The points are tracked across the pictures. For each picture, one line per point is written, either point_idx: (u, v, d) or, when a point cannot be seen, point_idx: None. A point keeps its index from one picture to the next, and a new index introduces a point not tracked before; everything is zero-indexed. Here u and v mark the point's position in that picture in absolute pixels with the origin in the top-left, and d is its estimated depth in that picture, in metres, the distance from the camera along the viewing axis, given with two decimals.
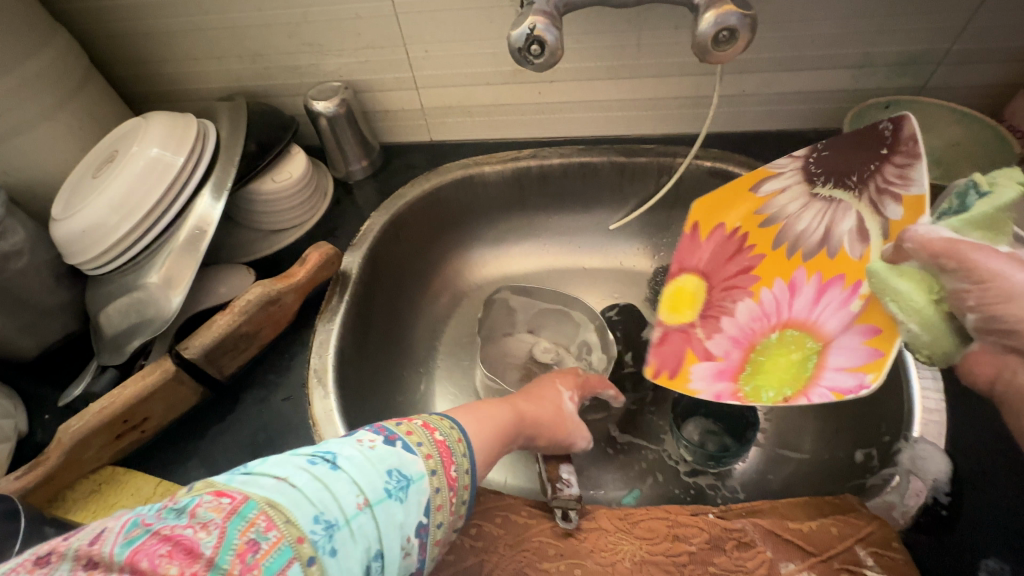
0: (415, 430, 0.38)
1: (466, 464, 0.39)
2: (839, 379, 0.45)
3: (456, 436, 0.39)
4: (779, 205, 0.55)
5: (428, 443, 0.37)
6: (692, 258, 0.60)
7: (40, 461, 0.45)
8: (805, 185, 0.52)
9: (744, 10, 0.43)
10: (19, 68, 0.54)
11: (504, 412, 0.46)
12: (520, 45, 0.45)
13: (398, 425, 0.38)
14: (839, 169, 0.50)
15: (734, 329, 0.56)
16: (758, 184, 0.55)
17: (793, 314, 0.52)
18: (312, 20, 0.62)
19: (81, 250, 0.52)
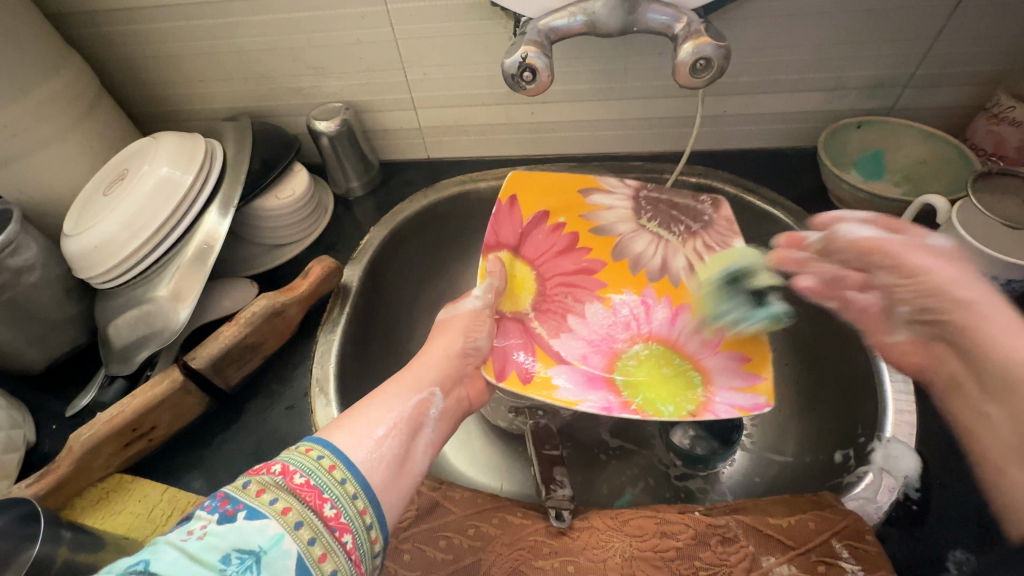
0: (273, 481, 0.32)
1: (353, 490, 0.34)
2: (733, 399, 0.49)
3: (330, 463, 0.34)
4: (607, 218, 0.62)
5: (301, 476, 0.32)
6: (509, 231, 0.59)
7: (51, 468, 0.47)
8: (631, 211, 0.62)
9: (718, 41, 0.46)
10: (35, 92, 0.56)
11: (383, 419, 0.39)
12: (513, 72, 0.48)
13: (246, 486, 0.32)
14: (665, 211, 0.61)
15: (587, 333, 0.59)
16: (590, 192, 0.62)
17: (651, 328, 0.59)
18: (315, 45, 0.65)
19: (92, 265, 0.54)
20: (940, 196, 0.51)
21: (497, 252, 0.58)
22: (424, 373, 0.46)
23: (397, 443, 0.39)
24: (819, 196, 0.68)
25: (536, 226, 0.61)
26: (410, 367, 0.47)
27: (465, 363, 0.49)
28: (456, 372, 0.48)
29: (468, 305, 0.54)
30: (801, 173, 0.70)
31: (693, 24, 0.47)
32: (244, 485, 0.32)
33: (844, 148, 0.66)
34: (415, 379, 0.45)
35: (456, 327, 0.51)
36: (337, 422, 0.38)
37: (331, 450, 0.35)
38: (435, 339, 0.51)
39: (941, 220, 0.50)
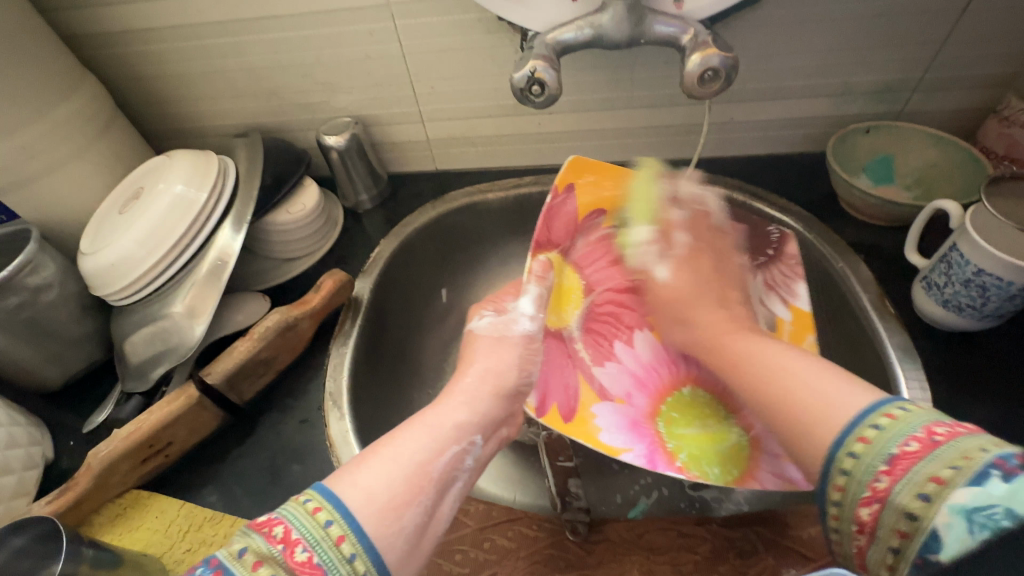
0: (272, 554, 0.31)
1: (363, 567, 0.33)
2: (781, 467, 0.51)
3: (338, 534, 0.33)
4: (668, 235, 0.63)
5: (302, 551, 0.31)
6: (557, 227, 0.59)
7: (70, 485, 0.48)
8: (704, 233, 0.62)
9: (726, 52, 0.47)
10: (53, 113, 0.57)
11: (399, 492, 0.37)
12: (521, 86, 0.49)
13: (241, 557, 0.31)
14: (735, 241, 0.62)
15: (632, 365, 0.61)
16: (658, 196, 0.62)
17: (698, 372, 0.59)
18: (324, 62, 0.66)
19: (109, 283, 0.55)
20: (953, 201, 0.51)
21: (546, 249, 0.58)
22: (461, 424, 0.43)
23: (417, 509, 0.37)
24: (828, 202, 0.67)
25: (590, 225, 0.62)
26: (437, 408, 0.44)
27: (501, 403, 0.46)
28: (500, 411, 0.46)
29: (519, 327, 0.51)
30: (810, 178, 0.70)
31: (700, 36, 0.48)
32: (241, 553, 0.31)
33: (854, 153, 0.66)
34: (451, 426, 0.42)
35: (518, 351, 0.50)
36: (348, 468, 0.38)
37: (342, 516, 0.34)
38: (467, 361, 0.49)
39: (955, 225, 0.50)
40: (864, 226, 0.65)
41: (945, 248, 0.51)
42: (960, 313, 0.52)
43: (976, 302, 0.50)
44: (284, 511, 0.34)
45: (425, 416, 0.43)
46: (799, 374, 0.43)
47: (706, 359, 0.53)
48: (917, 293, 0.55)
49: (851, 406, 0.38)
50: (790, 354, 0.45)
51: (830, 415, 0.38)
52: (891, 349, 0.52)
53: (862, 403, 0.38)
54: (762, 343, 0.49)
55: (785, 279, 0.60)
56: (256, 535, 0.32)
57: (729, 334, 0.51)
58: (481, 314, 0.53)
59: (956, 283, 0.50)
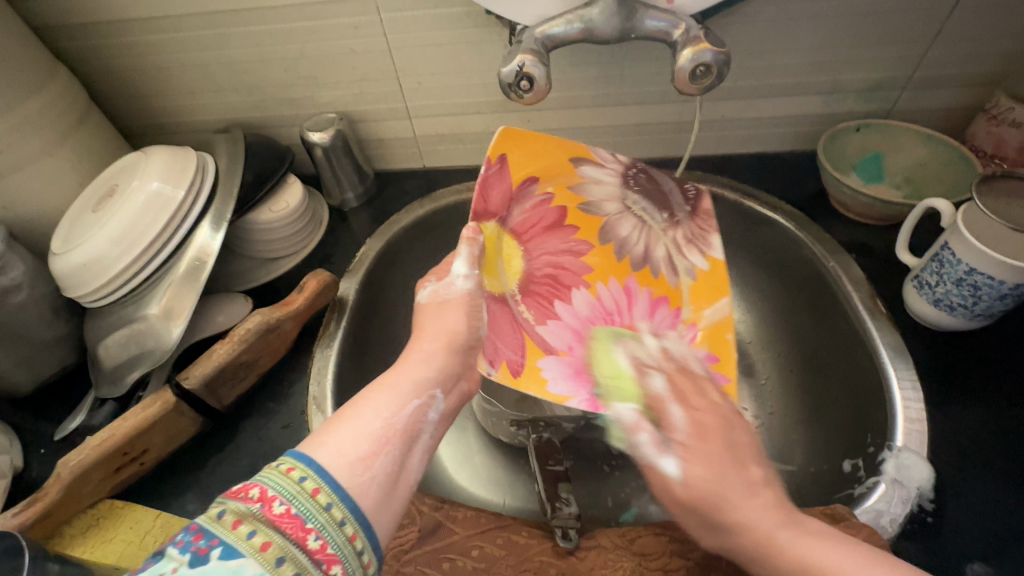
0: (251, 511, 0.29)
1: (341, 515, 0.31)
2: None
3: (314, 486, 0.31)
4: (595, 194, 0.57)
5: (280, 505, 0.29)
6: (489, 198, 0.50)
7: (38, 497, 0.46)
8: (626, 193, 0.58)
9: (718, 47, 0.46)
10: (21, 107, 0.55)
11: (364, 444, 0.35)
12: (510, 81, 0.48)
13: (220, 518, 0.28)
14: (652, 195, 0.58)
15: (570, 318, 0.57)
16: (582, 162, 0.55)
17: (634, 322, 0.58)
18: (308, 56, 0.64)
19: (82, 284, 0.53)
20: (945, 200, 0.50)
21: (483, 220, 0.50)
22: (418, 379, 0.42)
23: (390, 456, 0.36)
24: (819, 201, 0.67)
25: (525, 193, 0.54)
26: (398, 368, 0.42)
27: (455, 356, 0.45)
28: (456, 367, 0.45)
29: (459, 288, 0.48)
30: (800, 177, 0.69)
31: (691, 31, 0.47)
32: (218, 515, 0.29)
33: (844, 152, 0.65)
34: (411, 382, 0.41)
35: (456, 310, 0.47)
36: (324, 429, 0.36)
37: (317, 471, 0.32)
38: (421, 326, 0.47)
39: (947, 224, 0.49)
40: (854, 225, 0.64)
41: (937, 247, 0.50)
42: (951, 313, 0.51)
43: (967, 302, 0.49)
44: (258, 474, 0.31)
45: (386, 377, 0.41)
46: (837, 569, 0.33)
47: (765, 513, 0.38)
48: (909, 292, 0.55)
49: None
50: (779, 508, 0.38)
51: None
52: (883, 349, 0.52)
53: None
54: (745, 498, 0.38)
55: (702, 231, 0.58)
56: (232, 499, 0.29)
57: (737, 478, 0.40)
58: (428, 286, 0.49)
59: (948, 283, 0.50)
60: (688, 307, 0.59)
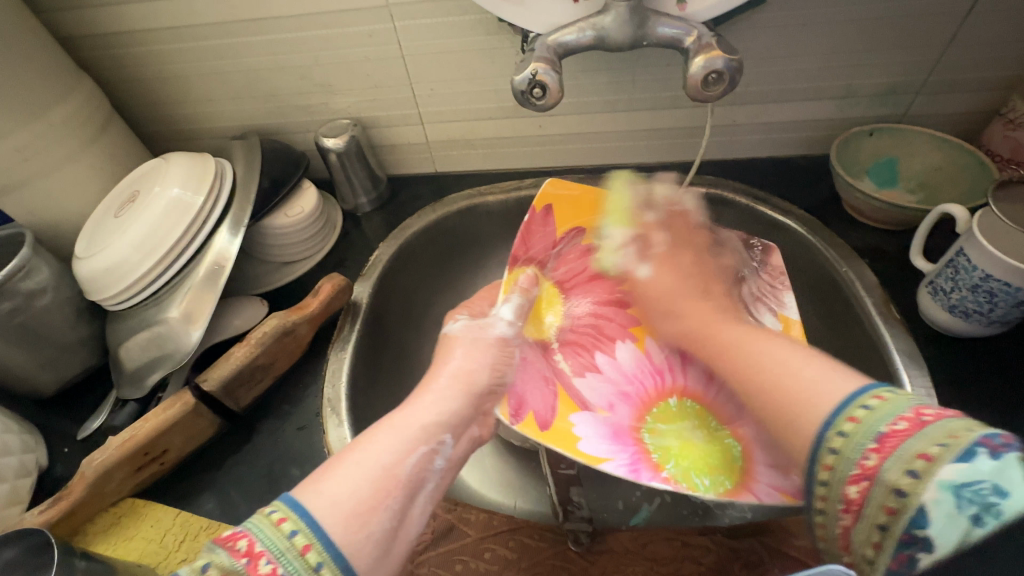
0: (236, 566, 0.30)
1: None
2: (777, 479, 0.45)
3: (304, 542, 0.32)
4: (619, 257, 0.60)
5: (266, 562, 0.30)
6: (539, 243, 0.60)
7: (63, 495, 0.47)
8: None
9: (730, 54, 0.46)
10: (48, 115, 0.57)
11: (364, 497, 0.36)
12: (523, 88, 0.48)
13: (203, 573, 0.30)
14: (709, 242, 0.59)
15: (614, 372, 0.57)
16: (630, 209, 0.60)
17: (685, 381, 0.55)
18: (323, 63, 0.65)
19: (105, 287, 0.55)
20: (960, 205, 0.50)
21: (525, 265, 0.59)
22: (428, 423, 0.41)
23: (386, 513, 0.36)
24: (831, 205, 0.67)
25: (569, 241, 0.61)
26: (406, 407, 0.42)
27: (471, 400, 0.45)
28: (470, 411, 0.45)
29: (496, 331, 0.51)
30: (812, 181, 0.69)
31: (704, 38, 0.47)
32: (203, 567, 0.30)
33: (856, 156, 0.65)
34: (417, 428, 0.41)
35: (463, 345, 0.48)
36: (322, 474, 0.36)
37: (310, 526, 0.33)
38: (443, 358, 0.48)
39: (961, 229, 0.49)
40: (867, 230, 0.64)
41: (951, 253, 0.50)
42: (966, 319, 0.51)
43: (983, 308, 0.49)
44: (249, 523, 0.32)
45: (395, 417, 0.41)
46: (806, 374, 0.40)
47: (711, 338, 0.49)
48: (923, 297, 0.54)
49: (833, 394, 0.37)
50: (773, 340, 0.45)
51: (814, 399, 0.38)
52: (897, 355, 0.52)
53: (845, 392, 0.37)
54: (782, 348, 0.43)
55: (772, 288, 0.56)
56: (221, 550, 0.31)
57: (731, 318, 0.50)
58: (451, 325, 0.51)
59: (963, 289, 0.49)
60: None
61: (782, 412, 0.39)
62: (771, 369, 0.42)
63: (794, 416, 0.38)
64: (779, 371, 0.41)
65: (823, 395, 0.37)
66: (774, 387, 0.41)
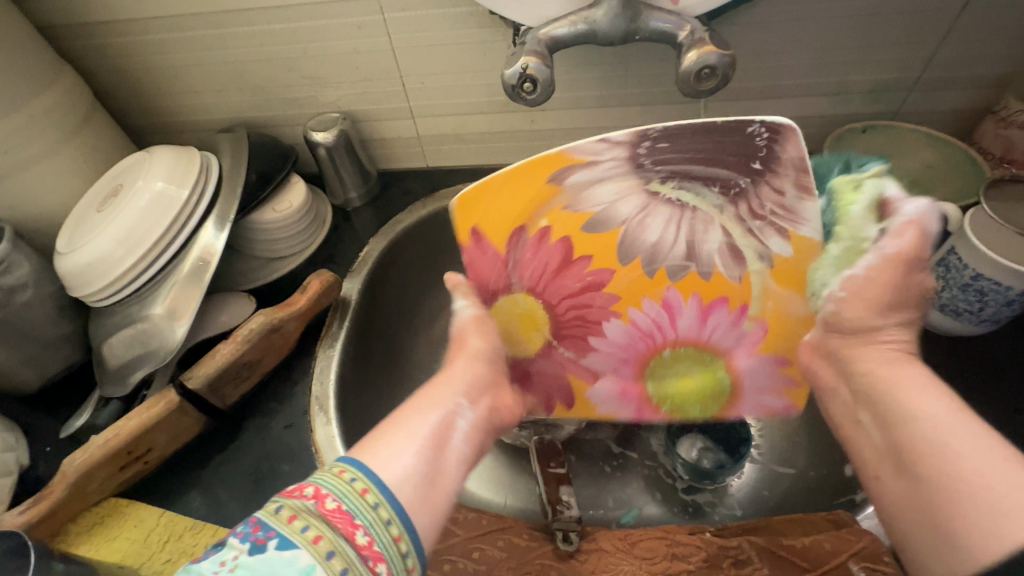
0: (304, 507, 0.29)
1: (387, 516, 0.31)
2: (767, 399, 0.52)
3: (363, 487, 0.32)
4: (598, 203, 0.48)
5: (332, 500, 0.30)
6: (489, 271, 0.51)
7: (44, 495, 0.46)
8: (639, 192, 0.47)
9: (723, 49, 0.46)
10: (27, 106, 0.55)
11: (409, 447, 0.36)
12: (514, 82, 0.48)
13: (278, 509, 0.29)
14: (683, 166, 0.44)
15: (606, 347, 0.54)
16: (561, 173, 0.46)
17: (679, 334, 0.52)
18: (311, 55, 0.64)
19: (87, 283, 0.53)
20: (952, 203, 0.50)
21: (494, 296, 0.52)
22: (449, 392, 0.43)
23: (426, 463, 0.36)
24: None
25: (517, 244, 0.50)
26: (435, 381, 0.44)
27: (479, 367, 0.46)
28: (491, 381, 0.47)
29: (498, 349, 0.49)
30: None
31: (697, 32, 0.46)
32: (276, 508, 0.29)
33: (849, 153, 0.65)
34: (452, 392, 0.43)
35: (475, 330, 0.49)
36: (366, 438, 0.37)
37: (365, 472, 0.33)
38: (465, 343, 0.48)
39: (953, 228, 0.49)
40: None
41: (942, 253, 0.49)
42: (956, 317, 0.51)
43: (973, 307, 0.49)
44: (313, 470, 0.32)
45: (427, 388, 0.43)
46: (937, 419, 0.31)
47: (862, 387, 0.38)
48: None
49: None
50: (926, 394, 0.33)
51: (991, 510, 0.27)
52: None
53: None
54: (975, 435, 0.30)
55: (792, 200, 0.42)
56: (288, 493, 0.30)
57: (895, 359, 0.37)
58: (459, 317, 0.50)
59: (954, 288, 0.49)
60: (754, 305, 0.49)
61: (938, 503, 0.29)
62: (926, 417, 0.32)
63: (972, 550, 0.27)
64: (940, 447, 0.30)
65: (1004, 514, 0.26)
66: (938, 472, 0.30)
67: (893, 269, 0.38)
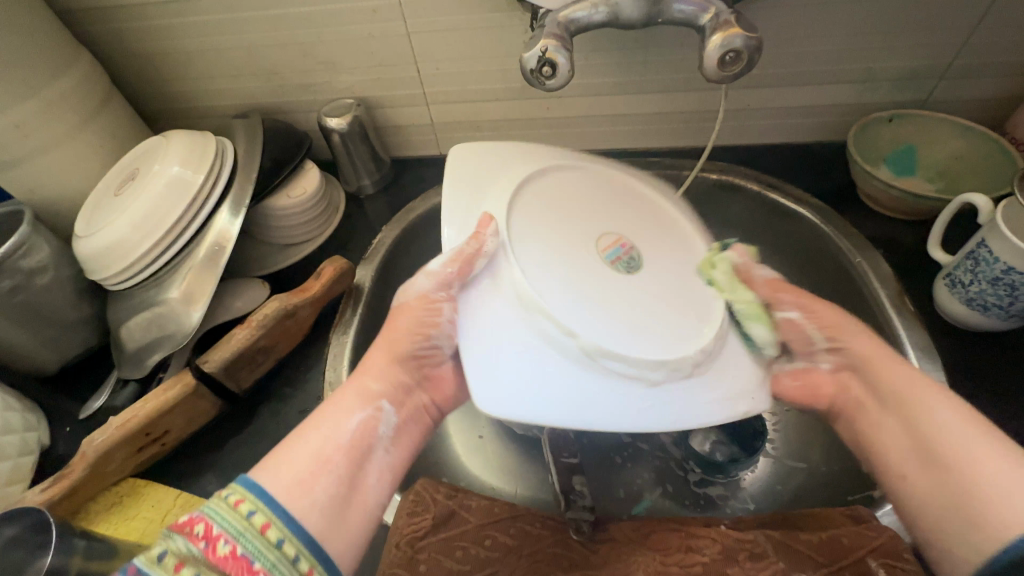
0: (193, 553, 0.29)
1: (294, 551, 0.32)
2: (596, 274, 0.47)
3: (264, 522, 0.31)
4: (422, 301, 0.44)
5: (226, 543, 0.29)
6: None
7: (64, 473, 0.47)
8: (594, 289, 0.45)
9: (749, 32, 0.44)
10: (45, 90, 0.55)
11: (304, 465, 0.37)
12: (532, 67, 0.47)
13: (159, 560, 0.28)
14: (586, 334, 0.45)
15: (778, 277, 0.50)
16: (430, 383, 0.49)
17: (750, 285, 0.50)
18: (326, 40, 0.63)
19: (104, 267, 0.54)
20: (982, 194, 0.48)
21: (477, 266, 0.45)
22: (345, 406, 0.41)
23: (332, 478, 0.37)
24: (846, 193, 0.65)
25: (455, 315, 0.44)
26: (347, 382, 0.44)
27: (397, 367, 0.45)
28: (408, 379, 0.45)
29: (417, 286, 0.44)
30: (827, 169, 0.67)
31: (722, 15, 0.45)
32: (158, 556, 0.29)
33: (874, 143, 0.63)
34: (364, 393, 0.42)
35: (410, 315, 0.44)
36: (268, 459, 0.36)
37: (267, 504, 0.33)
38: (391, 329, 0.46)
39: (984, 220, 0.47)
40: (882, 219, 0.62)
41: (972, 244, 0.48)
42: (985, 313, 0.50)
43: (1003, 302, 0.47)
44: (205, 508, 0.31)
45: (339, 391, 0.43)
46: (998, 478, 0.33)
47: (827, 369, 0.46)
48: (940, 290, 0.53)
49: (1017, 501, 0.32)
50: (982, 428, 0.36)
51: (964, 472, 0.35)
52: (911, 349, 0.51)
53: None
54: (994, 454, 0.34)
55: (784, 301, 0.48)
56: (178, 536, 0.30)
57: (923, 392, 0.40)
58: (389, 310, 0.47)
59: (983, 282, 0.48)
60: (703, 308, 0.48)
61: (956, 502, 0.34)
62: (959, 451, 0.35)
63: (979, 526, 0.33)
64: (954, 457, 0.36)
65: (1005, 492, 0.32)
66: (956, 500, 0.34)
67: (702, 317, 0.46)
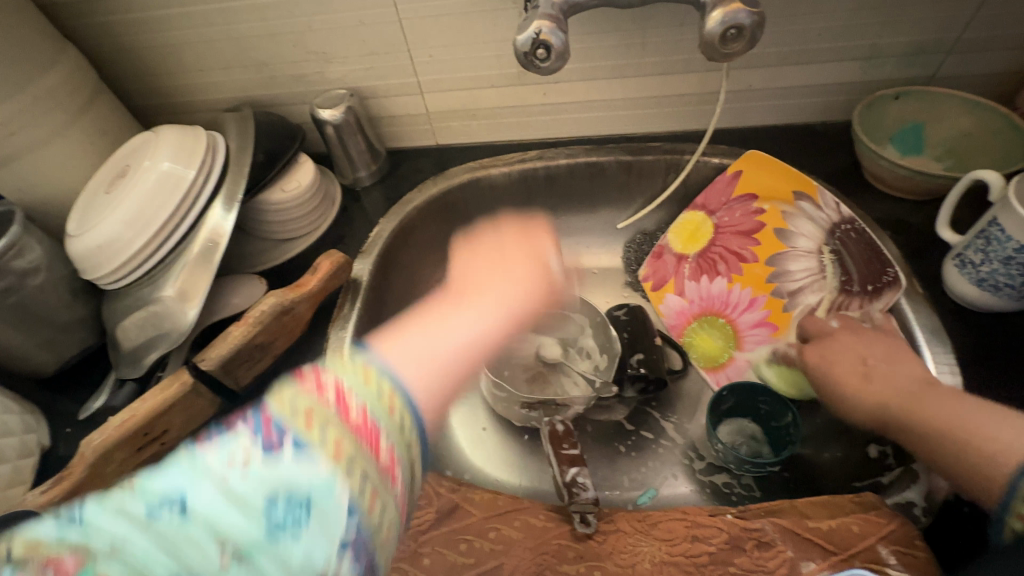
0: (326, 410, 0.25)
1: (409, 432, 0.27)
2: (751, 318, 0.64)
3: (391, 400, 0.28)
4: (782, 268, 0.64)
5: (358, 407, 0.26)
6: (701, 296, 0.67)
7: (64, 475, 0.47)
8: (824, 279, 0.61)
9: (751, 7, 0.42)
10: (31, 87, 0.54)
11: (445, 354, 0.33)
12: (526, 49, 0.45)
13: (294, 412, 0.25)
14: (846, 248, 0.59)
15: (737, 248, 0.66)
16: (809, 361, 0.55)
17: (739, 317, 0.65)
18: (316, 29, 0.62)
19: (96, 265, 0.53)
20: (993, 170, 0.47)
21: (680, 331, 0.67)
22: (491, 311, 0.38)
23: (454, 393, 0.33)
24: (852, 174, 0.64)
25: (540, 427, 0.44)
26: (478, 291, 0.40)
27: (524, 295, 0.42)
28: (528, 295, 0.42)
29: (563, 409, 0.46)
30: (831, 150, 0.66)
31: None
32: (290, 405, 0.25)
33: (880, 122, 0.62)
34: (493, 304, 0.39)
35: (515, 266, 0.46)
36: (396, 334, 0.33)
37: (395, 370, 0.29)
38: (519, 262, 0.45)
39: (995, 198, 0.46)
40: (889, 200, 0.61)
41: (983, 223, 0.47)
42: (996, 293, 0.48)
43: (1015, 281, 0.46)
44: (328, 364, 0.28)
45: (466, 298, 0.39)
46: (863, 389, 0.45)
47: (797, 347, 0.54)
48: (949, 271, 0.52)
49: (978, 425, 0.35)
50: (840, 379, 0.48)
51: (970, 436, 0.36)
52: (919, 331, 0.51)
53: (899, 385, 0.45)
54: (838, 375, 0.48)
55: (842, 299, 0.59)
56: (297, 386, 0.26)
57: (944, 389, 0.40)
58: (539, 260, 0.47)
59: (994, 262, 0.47)
60: (783, 252, 0.64)
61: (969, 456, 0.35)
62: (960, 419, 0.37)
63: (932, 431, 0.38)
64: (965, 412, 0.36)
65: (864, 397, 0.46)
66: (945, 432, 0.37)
67: (714, 294, 0.67)
